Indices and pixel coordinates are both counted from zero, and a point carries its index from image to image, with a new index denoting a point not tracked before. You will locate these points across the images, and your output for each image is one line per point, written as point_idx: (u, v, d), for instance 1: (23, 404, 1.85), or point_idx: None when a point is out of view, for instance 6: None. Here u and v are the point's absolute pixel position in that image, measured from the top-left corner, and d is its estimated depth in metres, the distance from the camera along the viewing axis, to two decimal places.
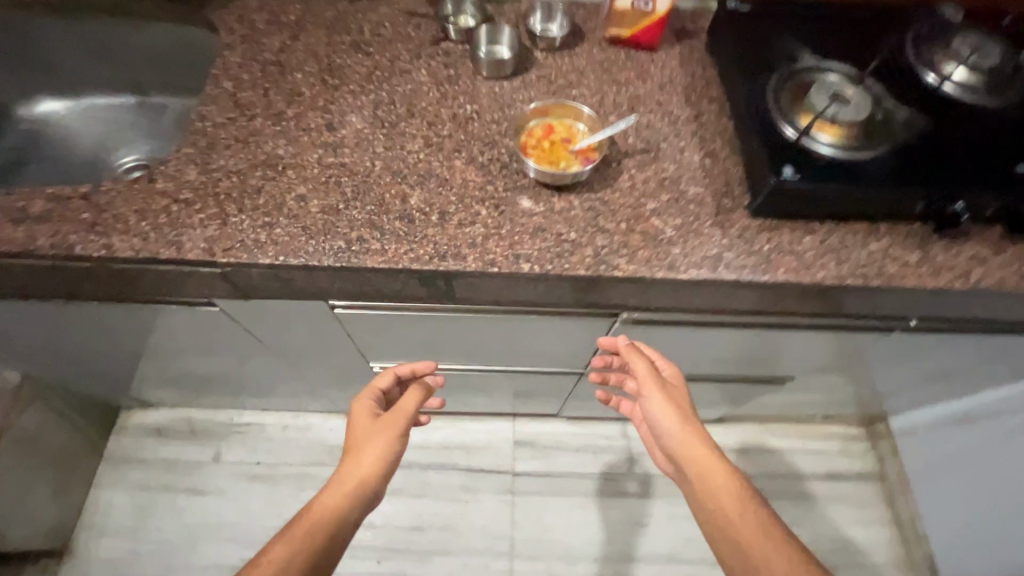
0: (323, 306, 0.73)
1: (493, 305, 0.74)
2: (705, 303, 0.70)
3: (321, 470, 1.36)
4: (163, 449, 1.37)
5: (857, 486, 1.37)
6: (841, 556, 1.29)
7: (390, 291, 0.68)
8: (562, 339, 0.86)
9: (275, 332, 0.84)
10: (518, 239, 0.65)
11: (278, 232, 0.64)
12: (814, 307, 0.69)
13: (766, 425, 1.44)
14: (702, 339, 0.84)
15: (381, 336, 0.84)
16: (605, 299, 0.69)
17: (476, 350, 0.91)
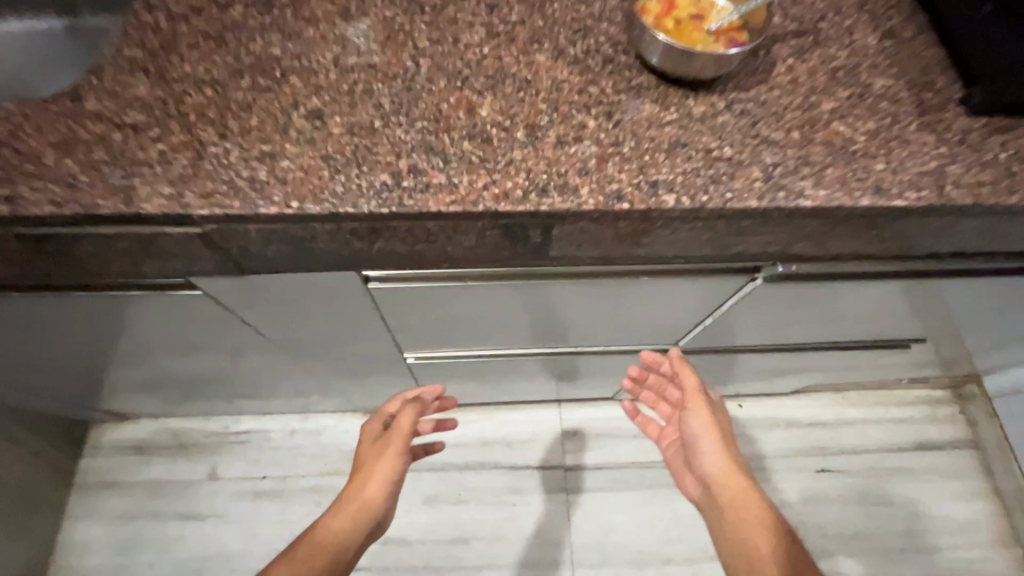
0: (353, 279, 0.51)
1: (593, 267, 0.52)
2: (897, 242, 0.50)
3: (339, 480, 1.15)
4: (148, 469, 1.15)
5: (951, 456, 1.21)
6: (942, 536, 1.14)
7: (457, 249, 0.46)
8: (665, 313, 0.65)
9: (283, 321, 0.62)
10: (649, 160, 0.43)
11: (284, 165, 0.41)
12: None
13: (844, 394, 1.26)
14: (848, 300, 0.64)
15: (425, 318, 0.62)
16: (762, 246, 0.48)
17: (546, 331, 0.69)
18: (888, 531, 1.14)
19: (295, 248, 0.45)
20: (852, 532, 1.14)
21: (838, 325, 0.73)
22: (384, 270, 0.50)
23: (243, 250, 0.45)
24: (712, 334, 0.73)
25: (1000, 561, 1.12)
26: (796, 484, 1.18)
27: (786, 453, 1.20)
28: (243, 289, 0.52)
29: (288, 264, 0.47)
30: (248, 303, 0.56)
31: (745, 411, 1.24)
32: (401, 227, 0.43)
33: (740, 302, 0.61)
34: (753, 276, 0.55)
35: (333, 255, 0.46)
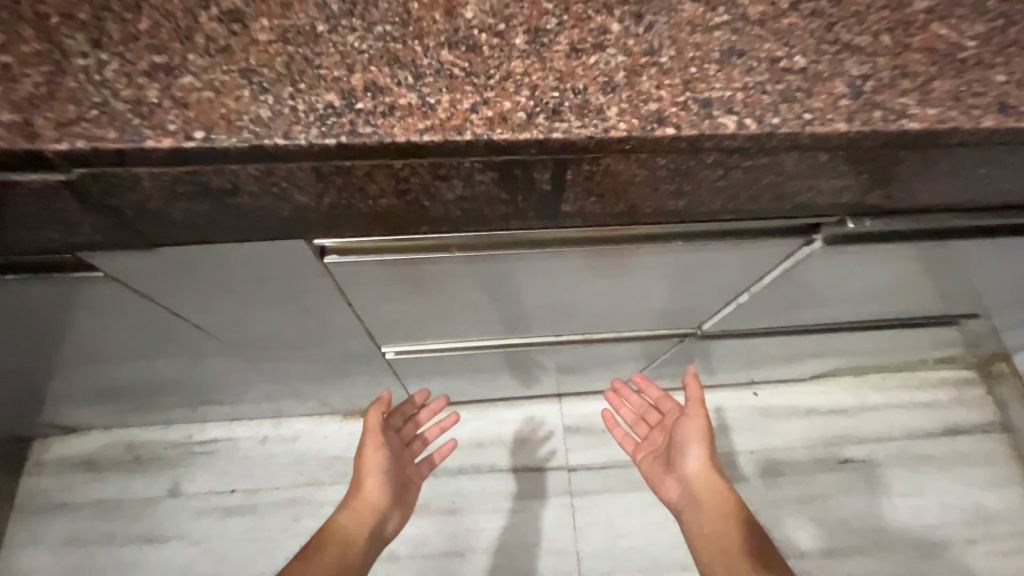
0: (303, 251, 0.39)
1: (614, 227, 0.40)
2: (1002, 186, 0.39)
3: (317, 491, 1.03)
4: (99, 487, 1.02)
5: (981, 440, 1.12)
6: (976, 527, 1.05)
7: (436, 203, 0.34)
8: (693, 288, 0.54)
9: (224, 311, 0.50)
10: (696, 72, 0.32)
11: (186, 81, 0.29)
12: None
13: (867, 378, 1.16)
14: (911, 268, 0.53)
15: (401, 304, 0.50)
16: (835, 193, 0.37)
17: (551, 317, 0.58)
18: (919, 524, 1.05)
19: (213, 204, 0.32)
20: (881, 527, 1.05)
21: (889, 300, 0.62)
22: (342, 239, 0.38)
23: (140, 209, 0.32)
24: (743, 316, 0.62)
25: None
26: (819, 477, 1.08)
27: (807, 443, 1.11)
28: (159, 266, 0.40)
29: (209, 230, 0.35)
30: (173, 287, 0.44)
31: (761, 400, 1.14)
32: (357, 170, 0.30)
33: (786, 274, 0.50)
34: (809, 239, 0.44)
35: (269, 215, 0.34)
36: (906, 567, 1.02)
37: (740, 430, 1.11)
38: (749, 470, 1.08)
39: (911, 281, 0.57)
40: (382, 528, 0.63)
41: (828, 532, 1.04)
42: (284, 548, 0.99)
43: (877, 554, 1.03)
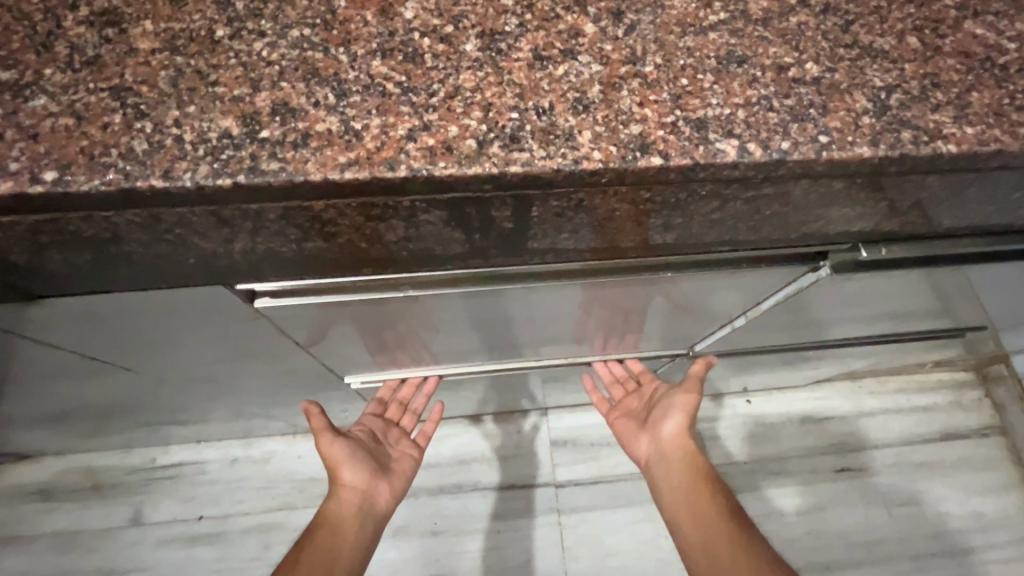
0: (224, 298, 0.32)
1: (594, 260, 0.34)
2: None
3: (290, 516, 0.97)
4: (56, 517, 0.95)
5: (978, 444, 1.09)
6: (974, 535, 1.02)
7: (375, 245, 0.28)
8: (686, 319, 0.48)
9: (153, 355, 0.43)
10: (687, 84, 0.26)
11: (39, 105, 0.23)
12: None
13: (862, 382, 1.12)
14: (922, 287, 0.48)
15: (352, 343, 0.44)
16: (849, 222, 0.32)
17: (528, 348, 0.52)
18: (917, 534, 1.02)
19: (96, 255, 0.26)
20: (878, 537, 1.01)
21: (893, 315, 0.58)
22: (270, 284, 0.32)
23: (3, 261, 0.26)
24: (740, 339, 0.56)
25: None
26: (814, 487, 1.04)
27: (803, 451, 1.07)
28: (47, 317, 0.33)
29: (101, 280, 0.29)
30: (75, 334, 0.37)
31: (754, 408, 1.10)
32: (267, 213, 0.24)
33: (791, 301, 0.44)
34: (816, 268, 0.39)
35: (171, 262, 0.28)
36: None
37: (733, 440, 1.07)
38: (742, 481, 1.04)
39: (919, 297, 0.52)
40: (371, 511, 0.51)
41: (824, 544, 1.00)
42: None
43: (875, 567, 0.99)
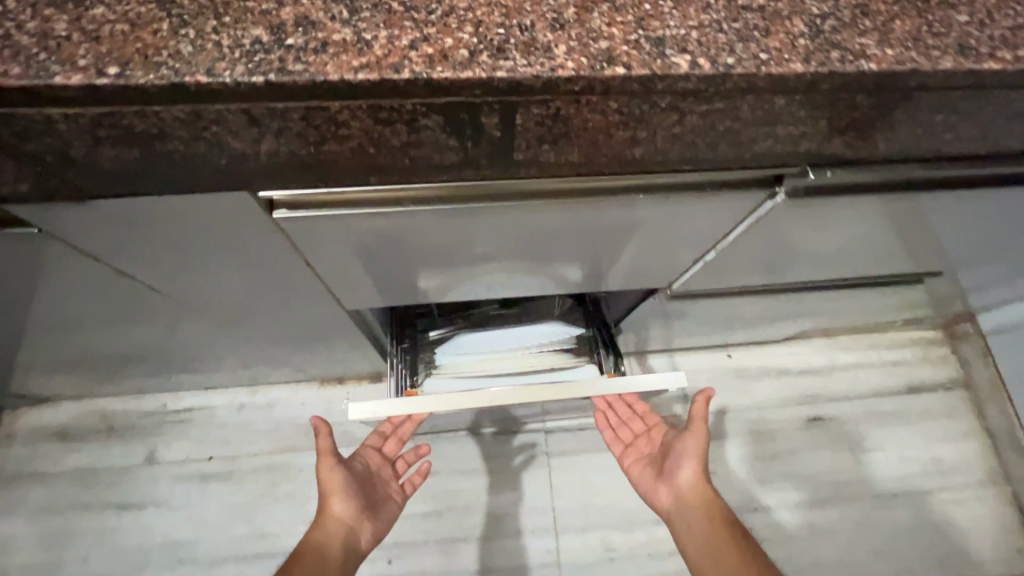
0: (251, 204, 0.38)
1: (573, 177, 0.40)
2: (963, 133, 0.38)
3: (296, 457, 1.03)
4: (74, 456, 1.01)
5: (942, 397, 1.16)
6: (933, 478, 1.10)
7: (381, 151, 0.33)
8: (660, 251, 0.54)
9: (184, 267, 0.49)
10: (649, 9, 0.30)
11: (98, 13, 0.27)
12: None
13: (836, 339, 1.18)
14: (874, 224, 0.53)
15: (366, 263, 0.50)
16: (794, 141, 0.37)
17: (518, 278, 0.57)
18: (882, 477, 1.09)
19: (143, 152, 0.31)
20: (845, 479, 1.08)
21: (855, 255, 0.63)
22: (287, 190, 0.37)
23: (64, 156, 0.31)
24: (712, 274, 0.62)
25: (991, 501, 1.09)
26: (788, 434, 1.11)
27: (777, 402, 1.13)
28: (95, 221, 0.38)
29: (144, 180, 0.34)
30: (116, 242, 0.42)
31: (735, 361, 1.15)
32: (291, 112, 0.29)
33: (755, 229, 0.50)
34: (772, 194, 0.44)
35: (205, 162, 0.32)
36: (868, 517, 1.06)
37: (715, 391, 1.13)
38: (721, 429, 1.10)
39: (875, 236, 0.57)
40: (356, 546, 0.62)
41: (795, 486, 1.08)
42: (264, 511, 1.00)
43: (842, 506, 1.07)
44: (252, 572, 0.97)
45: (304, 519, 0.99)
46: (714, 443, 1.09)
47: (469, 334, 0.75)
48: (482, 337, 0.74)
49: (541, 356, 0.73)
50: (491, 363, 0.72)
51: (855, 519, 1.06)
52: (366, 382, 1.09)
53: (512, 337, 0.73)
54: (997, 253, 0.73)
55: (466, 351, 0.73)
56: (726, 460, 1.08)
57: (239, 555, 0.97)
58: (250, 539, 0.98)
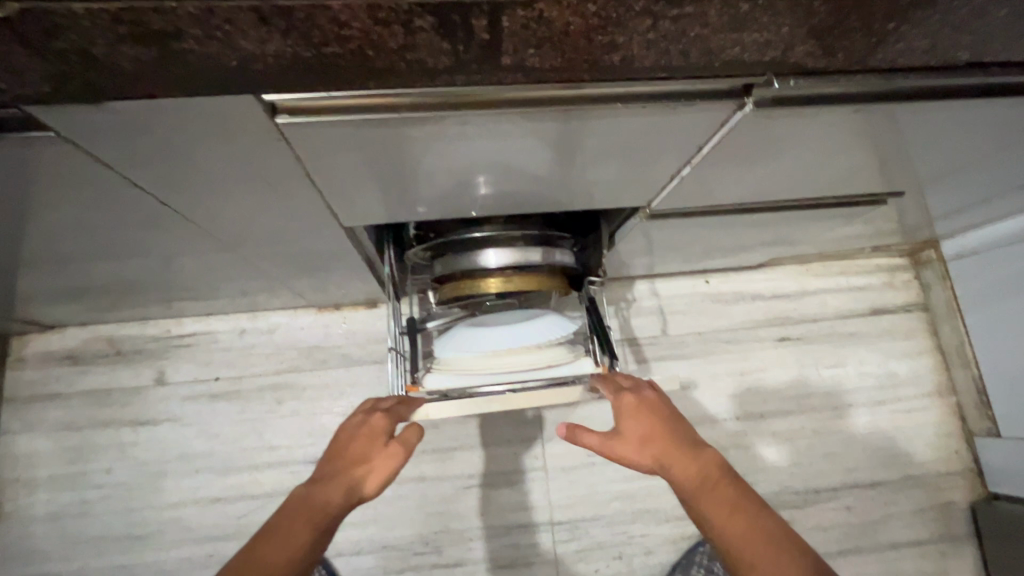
0: (257, 109, 0.41)
1: (557, 87, 0.43)
2: (911, 41, 0.42)
3: (299, 377, 1.10)
4: (86, 379, 1.07)
5: (901, 318, 1.24)
6: (886, 391, 1.20)
7: (380, 53, 0.36)
8: (640, 164, 0.58)
9: (194, 174, 0.52)
10: None
11: None
12: None
13: (810, 265, 1.24)
14: (837, 138, 0.57)
15: (366, 173, 0.54)
16: (761, 49, 0.40)
17: (507, 190, 0.61)
18: (840, 390, 1.19)
19: (159, 52, 0.33)
20: (807, 393, 1.19)
21: (820, 171, 0.67)
22: (290, 96, 0.40)
23: (87, 55, 0.33)
24: (688, 189, 0.67)
25: (935, 410, 1.20)
26: (758, 353, 1.19)
27: (749, 324, 1.21)
28: (107, 123, 0.41)
29: (159, 83, 0.36)
30: (127, 146, 0.45)
31: (712, 287, 1.21)
32: (297, 11, 0.32)
33: (727, 141, 0.54)
34: (743, 104, 0.48)
35: (214, 65, 0.35)
36: (825, 425, 1.17)
37: (693, 314, 1.19)
38: (696, 349, 1.18)
39: (838, 153, 0.62)
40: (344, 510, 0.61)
41: (762, 399, 1.17)
42: (272, 426, 1.08)
43: (802, 416, 1.17)
44: (266, 478, 1.06)
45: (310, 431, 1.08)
46: (689, 362, 1.17)
47: (465, 329, 0.74)
48: (479, 335, 0.73)
49: (537, 351, 0.72)
50: (493, 364, 0.70)
51: (812, 427, 1.17)
52: (362, 307, 1.14)
53: (510, 336, 0.71)
54: (956, 174, 0.77)
55: (460, 349, 0.71)
56: (700, 377, 1.17)
57: (252, 465, 1.06)
58: (261, 451, 1.07)
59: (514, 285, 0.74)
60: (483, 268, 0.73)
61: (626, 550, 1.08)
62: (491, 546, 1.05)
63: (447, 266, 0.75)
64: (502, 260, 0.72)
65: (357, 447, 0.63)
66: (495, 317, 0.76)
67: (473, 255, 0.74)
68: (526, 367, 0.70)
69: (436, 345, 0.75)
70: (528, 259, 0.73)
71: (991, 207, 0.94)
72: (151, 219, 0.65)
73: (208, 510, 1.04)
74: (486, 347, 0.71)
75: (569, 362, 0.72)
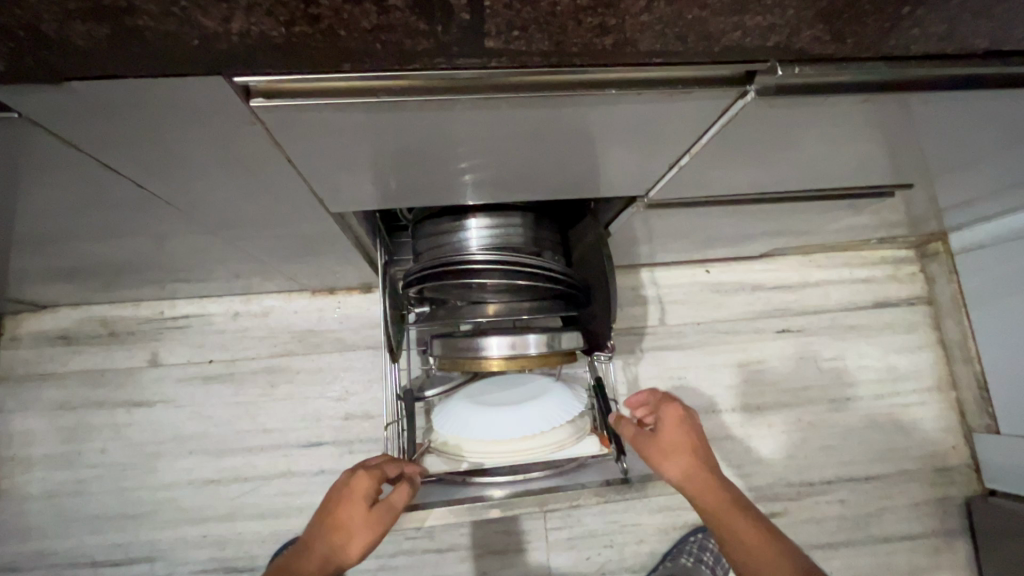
0: (228, 92, 0.39)
1: (545, 72, 0.40)
2: (922, 29, 0.39)
3: (292, 361, 1.09)
4: (79, 359, 1.06)
5: (904, 312, 1.22)
6: (885, 385, 1.19)
7: (354, 33, 0.34)
8: (638, 153, 0.56)
9: (172, 158, 0.50)
10: None
11: None
12: None
13: (813, 257, 1.21)
14: (844, 128, 0.55)
15: (348, 158, 0.51)
16: (763, 34, 0.38)
17: (498, 179, 0.59)
18: (838, 383, 1.18)
19: (114, 29, 0.32)
20: (804, 386, 1.17)
21: (827, 161, 0.65)
22: (261, 79, 0.38)
23: (36, 32, 0.32)
24: (688, 179, 0.64)
25: (934, 405, 1.19)
26: (756, 345, 1.18)
27: (750, 315, 1.18)
28: (69, 104, 0.39)
29: (120, 62, 0.35)
30: (96, 129, 0.44)
31: (713, 277, 1.19)
32: None
33: (727, 130, 0.51)
34: (744, 93, 0.45)
35: (174, 43, 0.33)
36: (821, 418, 1.16)
37: (691, 304, 1.17)
38: (694, 339, 1.16)
39: (845, 143, 0.59)
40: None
41: (759, 391, 1.16)
42: (265, 409, 1.08)
43: (799, 408, 1.16)
44: (259, 461, 1.06)
45: (303, 414, 1.08)
46: (686, 352, 1.16)
47: (462, 405, 0.79)
48: (480, 419, 0.76)
49: (538, 438, 0.75)
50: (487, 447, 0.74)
51: (809, 419, 1.16)
52: (357, 293, 1.13)
53: (511, 424, 0.75)
54: (968, 167, 0.74)
55: (462, 433, 0.76)
56: (697, 367, 1.15)
57: (245, 447, 1.06)
58: (254, 434, 1.07)
59: (517, 365, 0.75)
60: (485, 355, 0.74)
61: (617, 539, 1.08)
62: (483, 531, 1.06)
63: (450, 350, 0.76)
64: (505, 350, 0.73)
65: (341, 512, 0.63)
66: (495, 397, 0.79)
67: (475, 343, 0.74)
68: (526, 455, 0.73)
69: (435, 417, 0.81)
70: (530, 349, 0.73)
71: (1003, 199, 0.91)
72: (133, 204, 0.63)
73: (202, 491, 1.05)
74: (487, 434, 0.74)
75: (571, 444, 0.76)
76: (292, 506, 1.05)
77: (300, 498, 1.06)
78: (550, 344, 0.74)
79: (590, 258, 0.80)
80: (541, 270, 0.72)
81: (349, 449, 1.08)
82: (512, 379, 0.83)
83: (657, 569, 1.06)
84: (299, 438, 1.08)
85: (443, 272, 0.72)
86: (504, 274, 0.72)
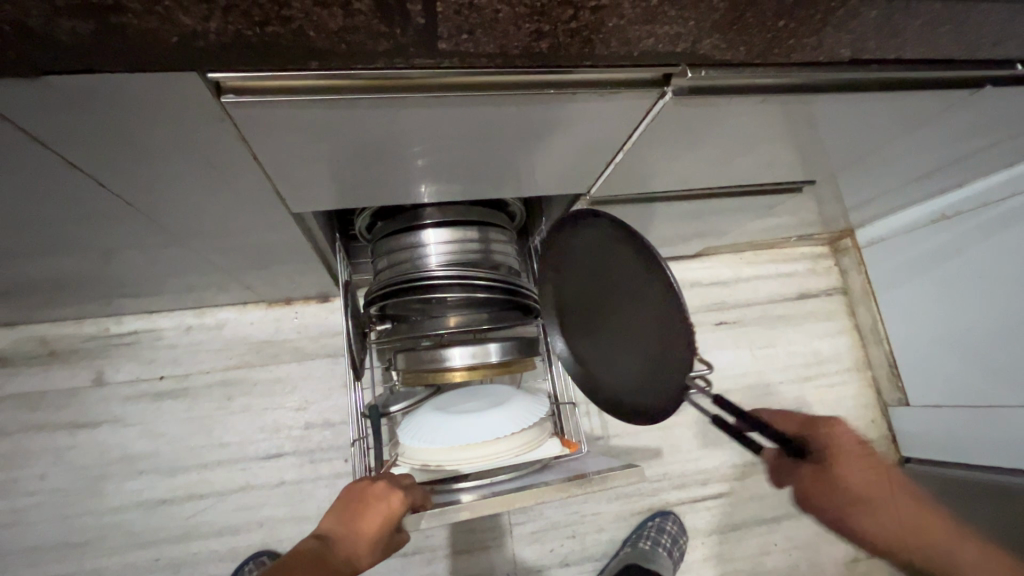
0: (199, 86, 0.42)
1: (490, 73, 0.47)
2: (796, 40, 0.49)
3: (249, 372, 1.08)
4: (16, 382, 1.01)
5: (824, 301, 1.35)
6: (812, 368, 1.31)
7: (319, 32, 0.39)
8: (578, 150, 0.62)
9: (140, 159, 0.52)
10: None
11: None
12: (915, 29, 0.51)
13: (743, 255, 1.33)
14: (749, 129, 0.64)
15: (309, 155, 0.55)
16: (671, 41, 0.46)
17: (455, 173, 0.63)
18: (772, 369, 1.29)
19: (99, 26, 0.35)
20: (742, 372, 1.27)
21: (741, 161, 0.74)
22: (237, 76, 0.42)
23: (22, 27, 0.35)
24: (623, 176, 0.72)
25: (854, 384, 1.31)
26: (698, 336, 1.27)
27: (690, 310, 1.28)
28: (40, 99, 0.41)
29: (103, 58, 0.38)
30: (65, 127, 0.46)
31: None
32: None
33: (651, 130, 0.59)
34: (663, 93, 0.53)
35: (154, 41, 0.37)
36: (759, 402, 1.26)
37: None
38: None
39: (754, 143, 0.69)
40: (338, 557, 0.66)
41: None
42: (222, 423, 1.06)
43: (739, 394, 1.26)
44: (215, 476, 1.04)
45: (263, 426, 1.07)
46: None
47: (431, 415, 0.83)
48: (446, 430, 0.79)
49: (503, 442, 0.78)
50: (454, 454, 0.76)
51: (747, 403, 1.26)
52: (314, 302, 1.14)
53: (476, 430, 0.78)
54: (859, 167, 0.86)
55: (428, 443, 0.77)
56: None
57: (200, 463, 1.04)
58: (210, 449, 1.05)
59: (479, 373, 0.78)
60: (448, 366, 0.77)
61: (579, 529, 1.13)
62: (448, 533, 1.07)
63: (415, 363, 0.79)
64: (467, 359, 0.76)
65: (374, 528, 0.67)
66: (461, 406, 0.83)
67: (439, 354, 0.77)
68: (492, 458, 0.76)
69: (403, 433, 0.82)
70: (491, 356, 0.77)
71: (892, 196, 1.04)
72: (90, 211, 0.64)
73: (154, 511, 1.01)
74: (453, 441, 0.77)
75: (535, 445, 0.80)
76: (251, 521, 1.03)
77: (260, 511, 1.04)
78: (510, 353, 0.79)
79: (615, 261, 0.63)
80: (497, 282, 0.77)
81: (311, 459, 1.07)
82: (477, 391, 0.87)
83: (618, 554, 1.11)
84: (258, 451, 1.06)
85: (404, 287, 0.76)
86: (463, 288, 0.77)
